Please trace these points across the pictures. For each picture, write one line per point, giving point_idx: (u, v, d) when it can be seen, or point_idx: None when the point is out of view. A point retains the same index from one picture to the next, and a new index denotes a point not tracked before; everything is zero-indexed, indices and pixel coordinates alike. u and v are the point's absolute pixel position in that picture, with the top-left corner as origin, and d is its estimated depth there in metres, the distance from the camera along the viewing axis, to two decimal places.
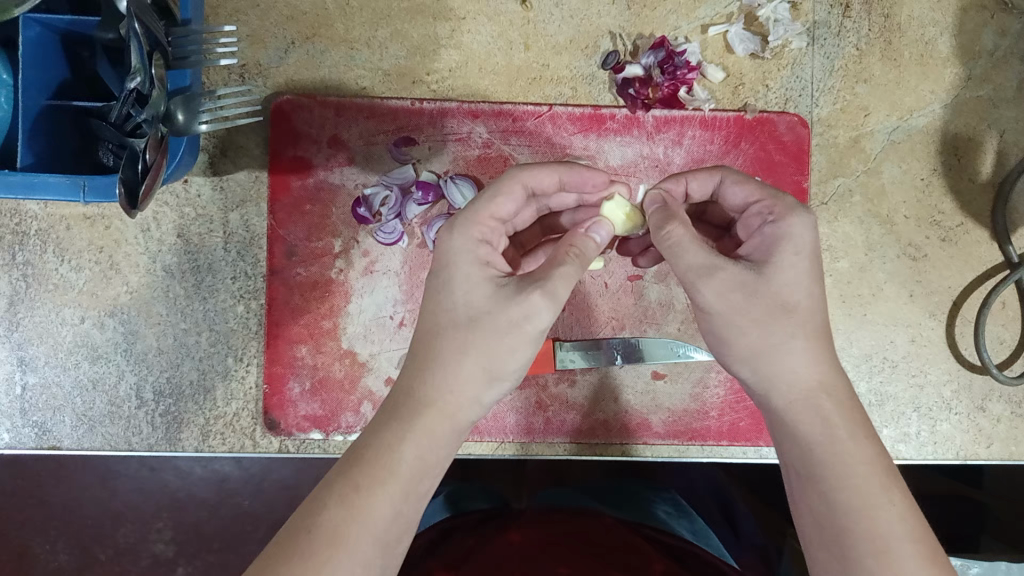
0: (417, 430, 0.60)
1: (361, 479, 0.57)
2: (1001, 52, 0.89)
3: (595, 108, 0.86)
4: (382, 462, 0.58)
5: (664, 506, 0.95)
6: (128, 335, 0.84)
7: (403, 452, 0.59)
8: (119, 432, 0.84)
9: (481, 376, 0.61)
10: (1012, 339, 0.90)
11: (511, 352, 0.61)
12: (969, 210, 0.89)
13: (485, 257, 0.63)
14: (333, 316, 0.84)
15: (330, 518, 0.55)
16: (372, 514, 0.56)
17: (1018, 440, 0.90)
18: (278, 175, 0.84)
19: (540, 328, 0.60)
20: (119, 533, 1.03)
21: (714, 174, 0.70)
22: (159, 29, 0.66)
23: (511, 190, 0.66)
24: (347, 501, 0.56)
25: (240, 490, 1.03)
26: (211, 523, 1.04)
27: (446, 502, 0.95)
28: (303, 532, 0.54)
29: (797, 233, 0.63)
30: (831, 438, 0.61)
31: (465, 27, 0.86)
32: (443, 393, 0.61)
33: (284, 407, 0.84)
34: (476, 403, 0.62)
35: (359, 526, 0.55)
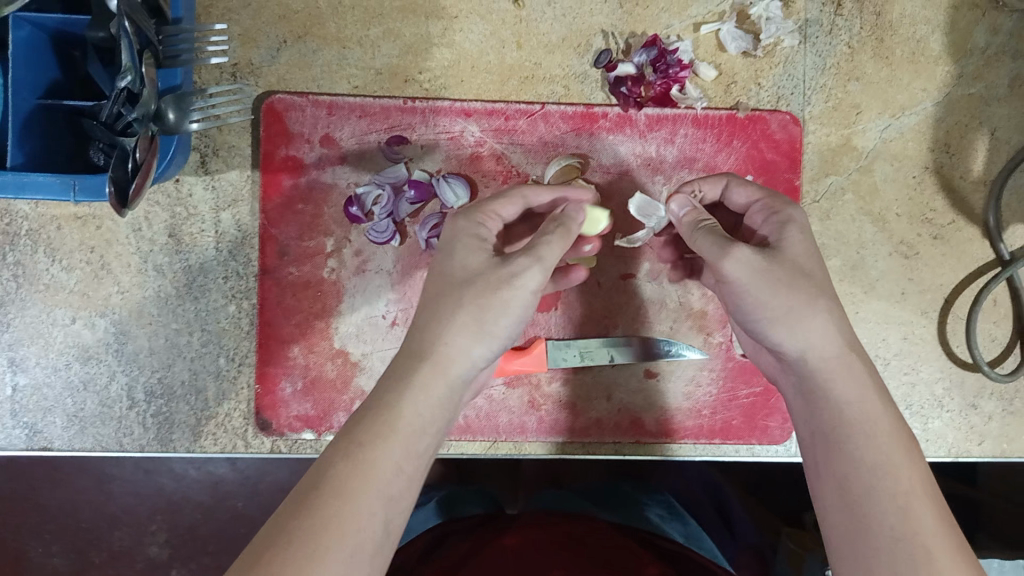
0: (414, 383, 0.61)
1: (362, 435, 0.57)
2: (994, 50, 0.89)
3: (588, 107, 0.86)
4: (383, 419, 0.59)
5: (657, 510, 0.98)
6: (120, 335, 0.84)
7: (403, 407, 0.60)
8: (110, 433, 0.84)
9: (472, 328, 0.63)
10: (1003, 336, 0.90)
11: (506, 309, 0.64)
12: (961, 208, 0.89)
13: (484, 237, 0.68)
14: (325, 316, 0.84)
15: (336, 474, 0.55)
16: (377, 468, 0.56)
17: (1010, 437, 0.90)
18: (270, 175, 0.83)
19: (530, 286, 0.64)
20: (115, 536, 1.06)
21: (721, 179, 0.74)
22: (149, 28, 0.66)
23: (514, 199, 0.72)
24: (352, 455, 0.56)
25: (236, 493, 1.05)
26: (207, 526, 1.07)
27: (438, 507, 0.97)
28: (313, 488, 0.54)
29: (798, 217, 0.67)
30: (858, 396, 0.61)
31: (457, 26, 0.86)
32: (438, 346, 0.63)
33: (276, 407, 0.84)
34: (466, 358, 0.63)
35: (365, 479, 0.55)
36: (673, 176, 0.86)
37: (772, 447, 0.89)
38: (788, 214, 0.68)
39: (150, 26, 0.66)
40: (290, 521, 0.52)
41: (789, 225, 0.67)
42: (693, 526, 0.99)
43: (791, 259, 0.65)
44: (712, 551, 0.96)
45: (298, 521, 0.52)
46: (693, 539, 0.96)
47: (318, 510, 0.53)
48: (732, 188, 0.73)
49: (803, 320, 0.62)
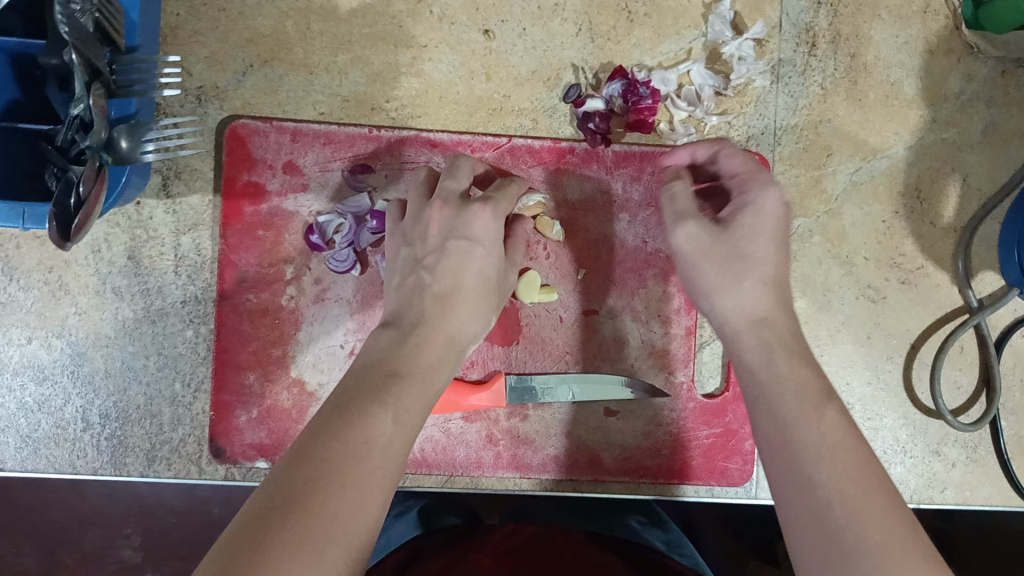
0: (443, 362, 0.61)
1: (407, 399, 0.55)
2: (968, 96, 0.88)
3: (556, 141, 0.85)
4: (421, 389, 0.57)
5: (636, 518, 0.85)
6: (75, 357, 0.83)
7: (433, 377, 0.59)
8: (63, 455, 0.83)
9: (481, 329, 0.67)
10: (968, 384, 0.90)
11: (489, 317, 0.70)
12: (930, 254, 0.89)
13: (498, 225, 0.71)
14: (282, 344, 0.83)
15: (380, 429, 0.51)
16: (412, 421, 0.54)
17: (973, 486, 0.89)
18: (232, 201, 0.83)
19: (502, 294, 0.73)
20: (87, 538, 1.02)
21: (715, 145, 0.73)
22: (100, 58, 0.65)
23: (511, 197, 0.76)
24: (396, 405, 0.54)
25: (210, 498, 1.02)
26: (180, 532, 1.03)
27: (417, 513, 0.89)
28: (359, 426, 0.51)
29: (764, 204, 0.65)
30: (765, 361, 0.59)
31: (427, 56, 0.85)
32: (463, 331, 0.65)
33: (230, 434, 0.83)
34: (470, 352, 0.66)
35: (404, 442, 0.52)
36: (639, 215, 0.86)
37: (731, 489, 0.88)
38: (756, 196, 0.66)
39: (103, 57, 0.66)
40: (335, 452, 0.48)
41: (750, 207, 0.65)
42: (677, 532, 0.84)
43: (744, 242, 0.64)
44: (699, 561, 0.82)
45: (344, 453, 0.48)
46: (676, 547, 0.81)
47: (364, 443, 0.49)
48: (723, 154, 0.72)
49: (727, 292, 0.64)
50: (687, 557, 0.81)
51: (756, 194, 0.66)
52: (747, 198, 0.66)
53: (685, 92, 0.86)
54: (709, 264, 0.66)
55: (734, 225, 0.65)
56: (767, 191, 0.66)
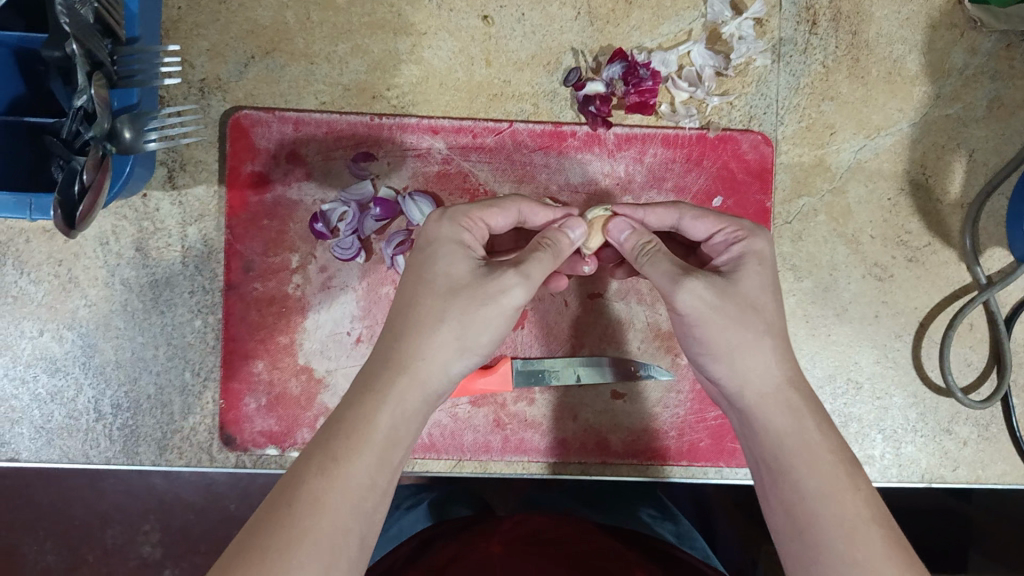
0: (390, 398, 0.61)
1: (339, 449, 0.58)
2: (972, 71, 0.88)
3: (556, 125, 0.85)
4: (359, 432, 0.59)
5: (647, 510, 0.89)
6: (86, 348, 0.84)
7: (378, 422, 0.59)
8: (77, 445, 0.84)
9: (453, 347, 0.63)
10: (980, 361, 0.89)
11: (486, 325, 0.64)
12: (937, 230, 0.88)
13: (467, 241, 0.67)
14: (290, 332, 0.84)
15: (309, 490, 0.55)
16: (347, 485, 0.56)
17: (984, 464, 0.88)
18: (236, 191, 0.84)
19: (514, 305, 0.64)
20: (108, 534, 1.02)
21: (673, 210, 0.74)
22: (101, 50, 0.66)
23: (505, 207, 0.71)
24: (327, 473, 0.56)
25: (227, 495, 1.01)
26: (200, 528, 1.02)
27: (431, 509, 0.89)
28: (283, 509, 0.54)
29: (762, 250, 0.67)
30: (794, 425, 0.63)
31: (426, 43, 0.85)
32: (417, 359, 0.62)
33: (239, 422, 0.84)
34: (444, 372, 0.63)
35: (339, 494, 0.56)
36: (642, 197, 0.85)
37: (740, 470, 0.88)
38: (751, 244, 0.68)
39: (103, 48, 0.67)
40: (256, 541, 0.53)
41: (748, 257, 0.67)
42: (688, 527, 0.89)
43: (745, 293, 0.65)
44: (709, 554, 0.87)
45: (261, 543, 0.52)
46: (686, 541, 0.87)
47: (286, 529, 0.53)
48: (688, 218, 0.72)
49: (745, 356, 0.64)
50: (697, 549, 0.87)
51: (755, 242, 0.67)
52: (742, 249, 0.68)
53: (685, 73, 0.85)
54: (716, 324, 0.64)
55: (738, 277, 0.66)
56: (758, 235, 0.68)
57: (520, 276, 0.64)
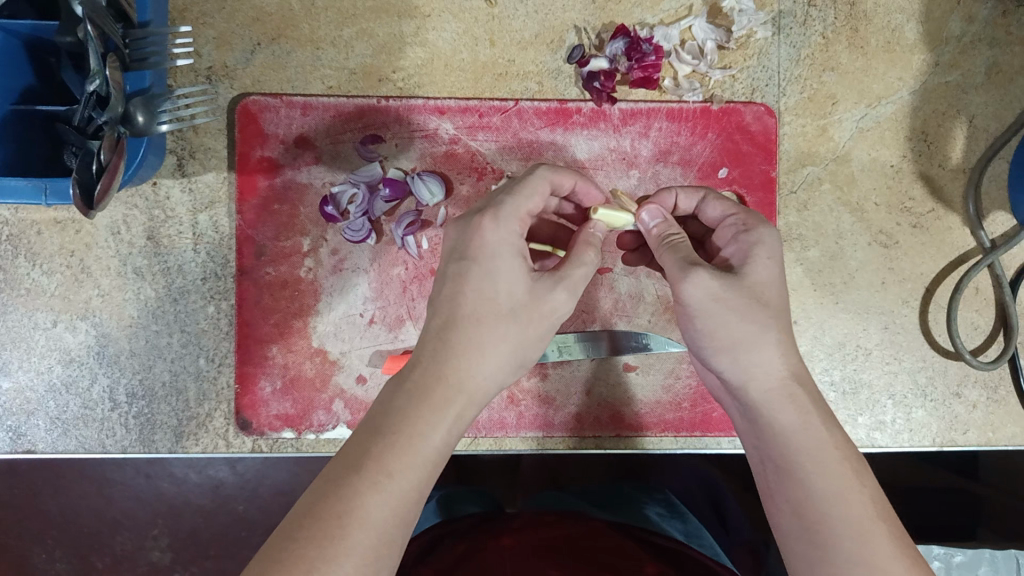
0: (447, 413, 0.59)
1: (393, 463, 0.55)
2: (969, 38, 0.89)
3: (562, 102, 0.86)
4: (413, 446, 0.56)
5: (655, 508, 0.94)
6: (101, 338, 0.85)
7: (431, 435, 0.57)
8: (93, 434, 0.84)
9: (506, 364, 0.63)
10: (987, 324, 0.90)
11: (537, 341, 0.66)
12: (940, 197, 0.89)
13: (521, 248, 0.65)
14: (303, 315, 0.85)
15: (364, 502, 0.52)
16: (399, 501, 0.54)
17: (995, 426, 0.89)
18: (246, 176, 0.84)
19: (561, 319, 0.66)
20: (116, 540, 1.04)
21: (698, 192, 0.73)
22: (115, 32, 0.68)
23: (542, 189, 0.68)
24: (385, 487, 0.53)
25: (235, 496, 1.04)
26: (210, 530, 1.05)
27: (440, 506, 0.94)
28: (332, 516, 0.51)
29: (768, 240, 0.65)
30: (814, 433, 0.61)
31: (430, 25, 0.86)
32: (476, 378, 0.61)
33: (255, 407, 0.84)
34: (495, 391, 0.64)
35: (390, 510, 0.53)
36: (648, 171, 0.86)
37: None
38: (758, 235, 0.66)
39: (116, 31, 0.68)
40: (307, 550, 0.49)
41: (758, 246, 0.65)
42: (693, 524, 0.94)
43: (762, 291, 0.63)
44: (718, 552, 0.90)
45: (312, 552, 0.49)
46: (693, 538, 0.90)
47: (335, 540, 0.50)
48: (708, 201, 0.72)
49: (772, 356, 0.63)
50: (706, 546, 0.89)
51: (760, 233, 0.66)
52: (750, 238, 0.66)
53: (687, 46, 0.86)
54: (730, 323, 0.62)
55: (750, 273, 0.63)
56: (766, 227, 0.66)
57: (560, 285, 0.65)
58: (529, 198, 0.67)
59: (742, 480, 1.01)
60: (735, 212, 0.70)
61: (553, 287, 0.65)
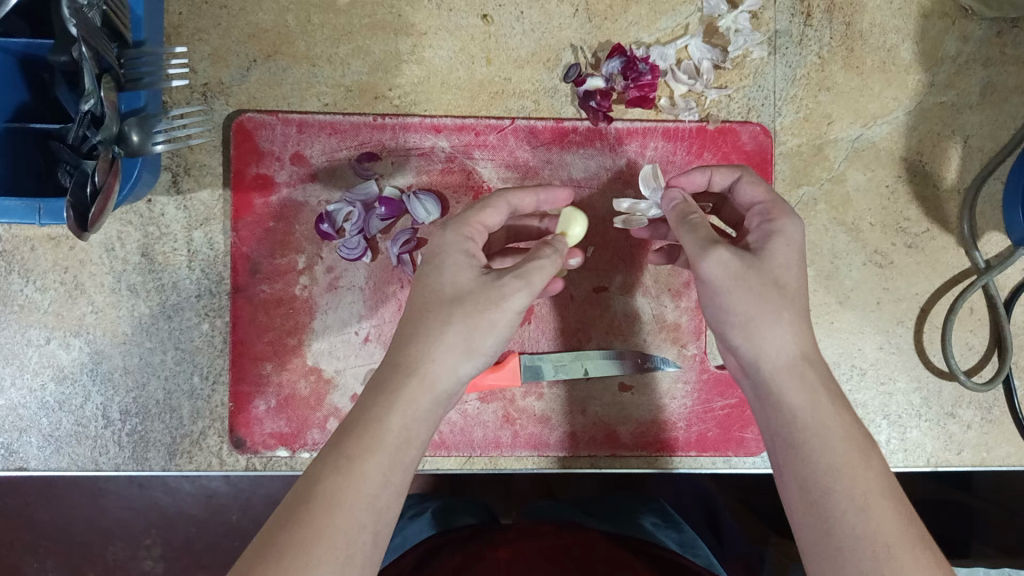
0: (401, 398, 0.59)
1: (351, 449, 0.56)
2: (965, 58, 0.89)
3: (558, 121, 0.86)
4: (369, 433, 0.57)
5: (651, 518, 0.91)
6: (94, 355, 0.84)
7: (389, 421, 0.58)
8: (86, 452, 0.84)
9: (459, 347, 0.61)
10: (980, 344, 0.90)
11: (490, 326, 0.62)
12: (935, 216, 0.89)
13: (471, 250, 0.65)
14: (298, 333, 0.84)
15: (325, 489, 0.54)
16: (362, 486, 0.55)
17: (989, 446, 0.89)
18: (241, 194, 0.84)
19: (517, 311, 0.62)
20: (109, 550, 1.04)
21: (734, 171, 0.71)
22: (110, 52, 0.67)
23: (499, 205, 0.69)
24: (343, 471, 0.55)
25: (229, 506, 1.03)
26: (202, 541, 1.05)
27: (434, 519, 0.90)
28: (299, 504, 0.54)
29: (791, 230, 0.64)
30: None
31: (427, 43, 0.86)
32: (425, 360, 0.61)
33: (249, 424, 0.84)
34: (454, 374, 0.61)
35: (352, 495, 0.54)
36: None
37: (748, 459, 0.89)
38: (781, 224, 0.65)
39: (110, 51, 0.67)
40: (275, 538, 0.52)
41: (777, 236, 0.64)
42: (691, 533, 0.91)
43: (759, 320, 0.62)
44: (713, 562, 0.87)
45: (280, 540, 0.52)
46: (689, 548, 0.88)
47: (299, 527, 0.52)
48: (741, 183, 0.70)
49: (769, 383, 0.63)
50: (701, 557, 0.87)
51: (783, 224, 0.64)
52: (772, 227, 0.65)
53: (684, 65, 0.87)
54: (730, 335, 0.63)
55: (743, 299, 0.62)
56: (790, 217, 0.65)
57: (522, 280, 0.62)
58: (481, 213, 0.68)
59: (737, 494, 1.03)
60: (763, 201, 0.68)
61: (516, 283, 0.62)
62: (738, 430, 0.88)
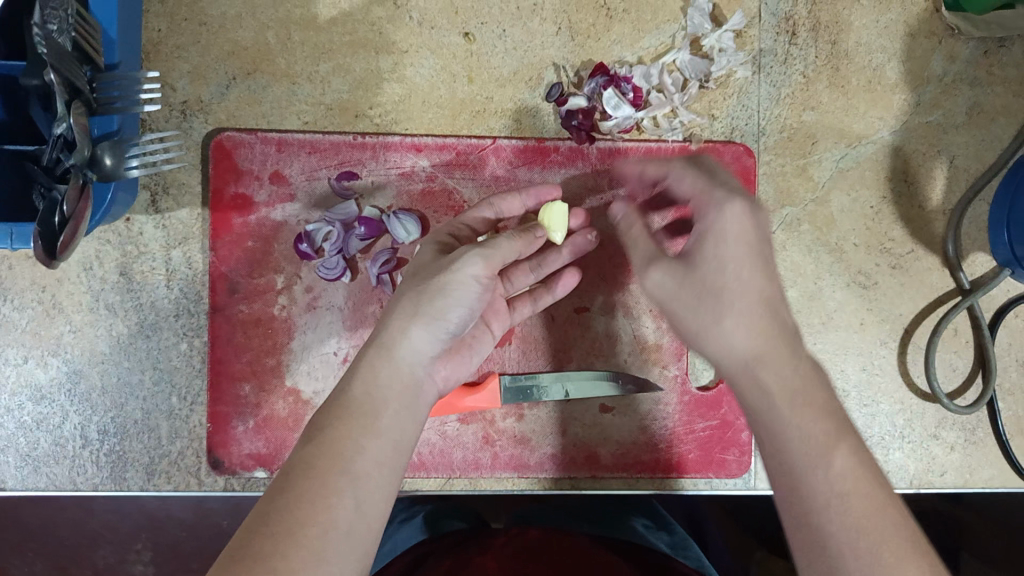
0: (363, 367, 0.62)
1: (323, 419, 0.58)
2: (951, 78, 0.88)
3: (539, 140, 0.85)
4: (337, 403, 0.59)
5: (642, 519, 0.84)
6: (72, 374, 0.84)
7: (353, 389, 0.60)
8: (63, 472, 0.83)
9: (415, 314, 0.64)
10: (964, 366, 0.89)
11: (446, 294, 0.65)
12: (920, 237, 0.88)
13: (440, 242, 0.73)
14: (276, 353, 0.84)
15: (304, 457, 0.54)
16: (336, 448, 0.55)
17: (972, 468, 0.89)
18: (220, 213, 0.83)
19: (473, 278, 0.66)
20: (98, 555, 0.97)
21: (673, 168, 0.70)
22: (81, 77, 0.67)
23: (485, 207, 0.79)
24: (319, 440, 0.55)
25: (218, 509, 0.96)
26: (190, 545, 0.98)
27: (424, 523, 0.82)
28: (282, 479, 0.53)
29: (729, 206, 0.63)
30: None
31: (408, 61, 0.85)
32: (378, 331, 0.64)
33: (227, 446, 0.83)
34: (413, 341, 0.64)
35: (330, 458, 0.54)
36: None
37: (730, 481, 0.88)
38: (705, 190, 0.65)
39: (82, 75, 0.67)
40: (261, 508, 0.51)
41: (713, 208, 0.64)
42: (686, 536, 0.83)
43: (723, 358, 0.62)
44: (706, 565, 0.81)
45: (264, 509, 0.50)
46: (682, 550, 0.81)
47: (281, 492, 0.51)
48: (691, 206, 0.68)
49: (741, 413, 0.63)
50: (693, 560, 0.80)
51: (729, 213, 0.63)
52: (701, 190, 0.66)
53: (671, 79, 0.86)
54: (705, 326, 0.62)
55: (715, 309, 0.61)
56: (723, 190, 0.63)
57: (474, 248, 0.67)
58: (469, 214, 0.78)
59: None
60: (698, 189, 0.66)
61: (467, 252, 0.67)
62: (720, 450, 0.87)
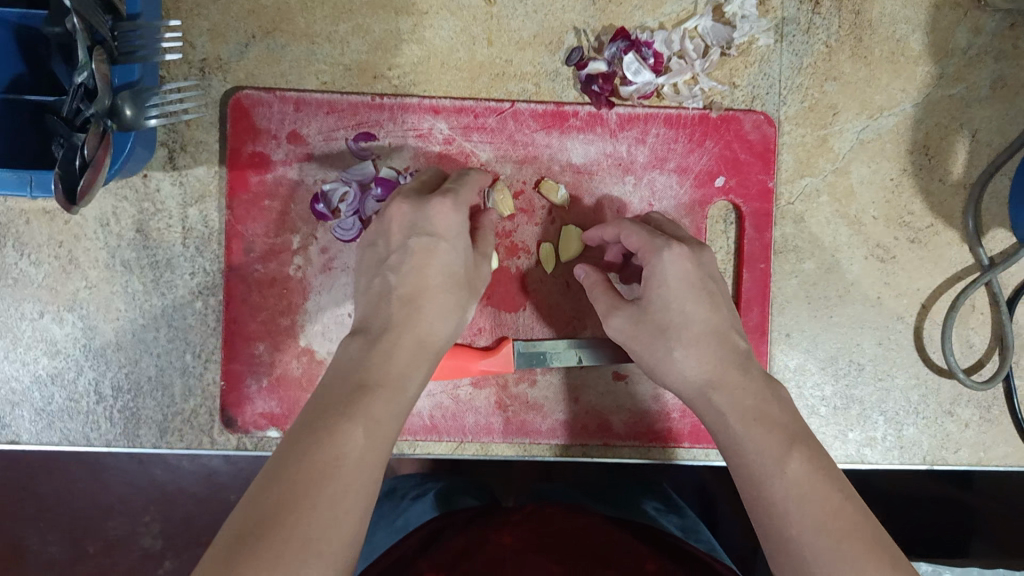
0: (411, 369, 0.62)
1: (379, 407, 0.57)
2: (976, 51, 0.87)
3: (558, 105, 0.85)
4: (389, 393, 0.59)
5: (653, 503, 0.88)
6: (87, 330, 0.84)
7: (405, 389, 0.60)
8: (78, 427, 0.84)
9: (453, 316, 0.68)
10: (982, 343, 0.89)
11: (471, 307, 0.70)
12: (940, 211, 0.88)
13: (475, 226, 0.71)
14: (291, 314, 0.84)
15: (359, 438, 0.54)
16: (383, 437, 0.56)
17: (987, 445, 0.88)
18: (236, 171, 0.83)
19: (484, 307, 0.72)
20: (109, 526, 1.00)
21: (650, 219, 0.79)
22: (103, 25, 0.67)
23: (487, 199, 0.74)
24: (369, 423, 0.56)
25: (229, 486, 0.99)
26: (201, 518, 1.01)
27: (437, 500, 0.86)
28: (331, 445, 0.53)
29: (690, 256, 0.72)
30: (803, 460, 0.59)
31: (427, 22, 0.85)
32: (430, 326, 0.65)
33: (241, 405, 0.83)
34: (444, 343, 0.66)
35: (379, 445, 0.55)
36: (644, 177, 0.85)
37: None
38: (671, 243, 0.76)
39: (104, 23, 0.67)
40: (311, 472, 0.51)
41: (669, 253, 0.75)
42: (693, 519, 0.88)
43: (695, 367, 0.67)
44: (715, 548, 0.83)
45: (317, 476, 0.51)
46: (691, 533, 0.84)
47: (336, 470, 0.52)
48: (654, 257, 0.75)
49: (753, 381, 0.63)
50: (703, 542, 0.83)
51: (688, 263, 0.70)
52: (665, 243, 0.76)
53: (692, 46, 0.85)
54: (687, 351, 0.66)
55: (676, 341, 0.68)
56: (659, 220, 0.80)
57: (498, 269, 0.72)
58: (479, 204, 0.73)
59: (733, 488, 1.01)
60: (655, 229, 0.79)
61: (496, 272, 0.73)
62: None
